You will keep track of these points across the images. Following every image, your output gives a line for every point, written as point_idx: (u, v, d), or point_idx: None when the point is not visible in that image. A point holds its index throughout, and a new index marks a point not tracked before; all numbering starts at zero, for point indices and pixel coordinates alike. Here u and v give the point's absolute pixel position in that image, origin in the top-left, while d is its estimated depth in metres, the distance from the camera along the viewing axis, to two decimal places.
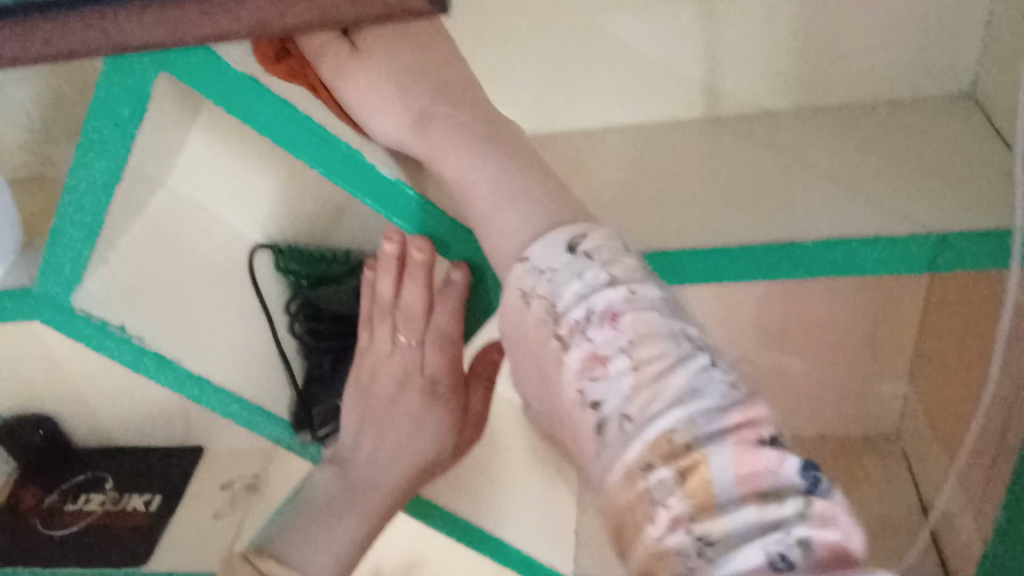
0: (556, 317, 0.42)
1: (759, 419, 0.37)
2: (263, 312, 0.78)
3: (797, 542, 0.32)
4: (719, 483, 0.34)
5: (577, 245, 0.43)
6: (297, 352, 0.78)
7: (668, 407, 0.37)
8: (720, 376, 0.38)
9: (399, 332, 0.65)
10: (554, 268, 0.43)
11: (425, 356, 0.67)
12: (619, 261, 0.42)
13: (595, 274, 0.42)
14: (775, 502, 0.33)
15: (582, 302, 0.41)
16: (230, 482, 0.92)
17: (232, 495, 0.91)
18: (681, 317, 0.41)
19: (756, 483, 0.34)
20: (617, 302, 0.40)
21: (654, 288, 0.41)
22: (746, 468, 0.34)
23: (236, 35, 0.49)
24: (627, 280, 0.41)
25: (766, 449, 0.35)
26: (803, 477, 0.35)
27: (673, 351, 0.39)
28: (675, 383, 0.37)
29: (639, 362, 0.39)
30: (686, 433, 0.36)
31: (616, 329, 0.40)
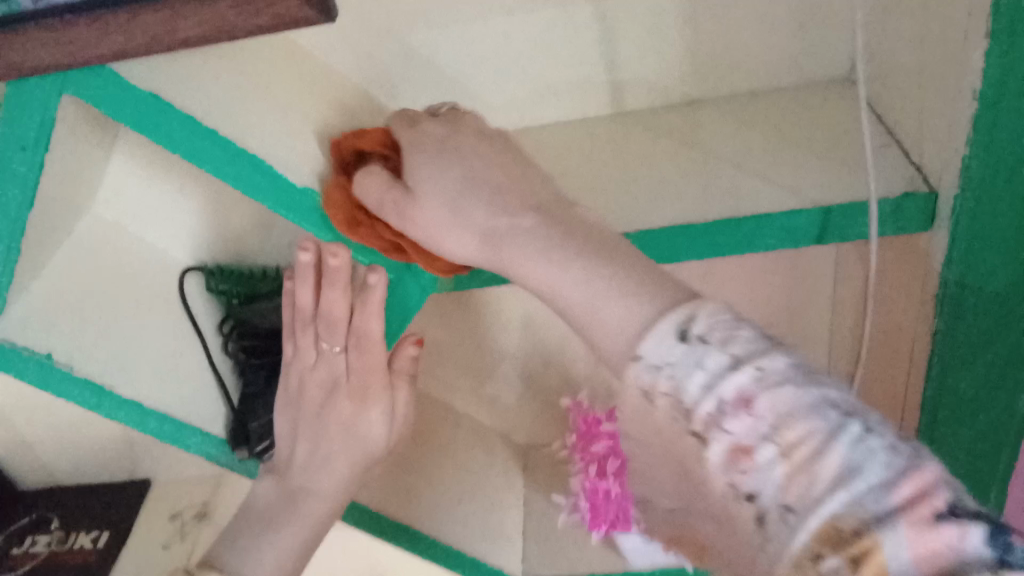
0: (684, 411, 0.36)
1: (936, 487, 0.30)
2: (193, 331, 0.73)
3: None
4: (895, 564, 0.28)
5: (685, 327, 0.37)
6: (230, 371, 0.73)
7: (830, 492, 0.31)
8: (886, 448, 0.31)
9: (323, 340, 0.60)
10: (665, 361, 0.37)
11: (349, 361, 0.61)
12: (733, 334, 0.36)
13: (713, 359, 0.35)
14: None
15: (698, 389, 0.35)
16: (181, 510, 0.81)
17: (183, 524, 0.79)
18: (825, 386, 0.34)
19: (936, 560, 0.28)
20: (747, 384, 0.34)
21: (781, 357, 0.35)
22: (925, 549, 0.28)
23: (128, 55, 0.44)
24: (750, 354, 0.35)
25: (947, 519, 0.28)
26: (994, 548, 0.28)
27: (820, 428, 0.32)
28: (832, 463, 0.31)
29: (789, 447, 0.32)
30: (853, 519, 0.30)
31: (754, 416, 0.34)
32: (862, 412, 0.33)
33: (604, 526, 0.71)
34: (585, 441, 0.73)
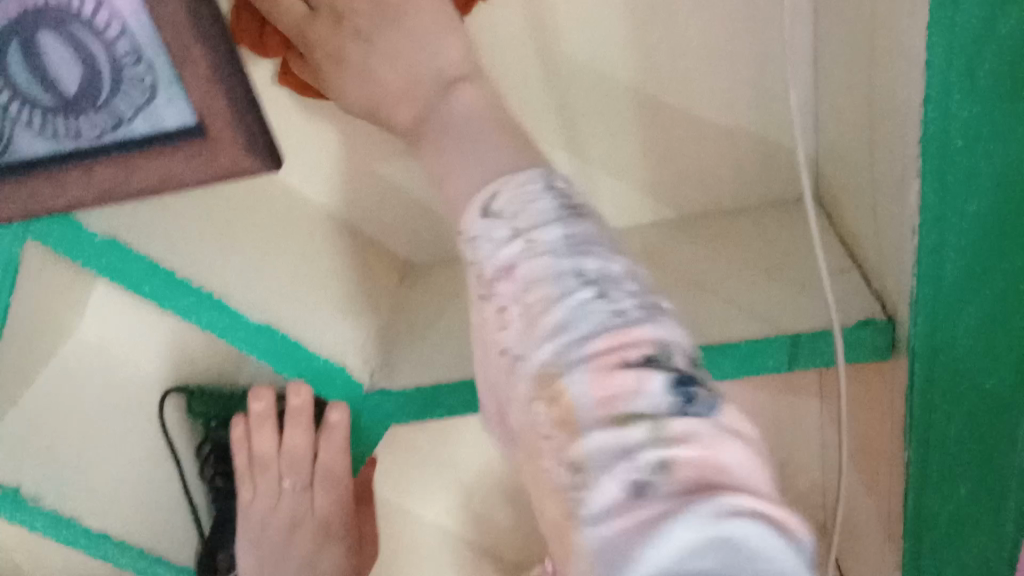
0: (485, 286, 0.33)
1: (642, 338, 0.28)
2: (172, 462, 0.72)
3: (647, 466, 0.25)
4: (581, 404, 0.27)
5: (490, 203, 0.34)
6: (205, 499, 0.75)
7: (549, 340, 0.29)
8: (616, 307, 0.29)
9: (284, 478, 0.60)
10: (475, 237, 0.33)
11: (312, 500, 0.61)
12: (526, 206, 0.33)
13: (500, 231, 0.33)
14: (632, 422, 0.26)
15: (487, 255, 0.33)
16: None
17: None
18: (588, 251, 0.31)
19: (615, 404, 0.27)
20: (517, 255, 0.32)
21: (556, 228, 0.32)
22: (606, 390, 0.27)
23: (85, 206, 0.45)
24: (529, 226, 0.32)
25: (633, 365, 0.27)
26: (675, 391, 0.26)
27: (558, 281, 0.30)
28: (554, 317, 0.29)
29: (533, 308, 0.30)
30: (557, 364, 0.29)
31: (515, 279, 0.31)
32: (614, 277, 0.30)
33: None
34: None
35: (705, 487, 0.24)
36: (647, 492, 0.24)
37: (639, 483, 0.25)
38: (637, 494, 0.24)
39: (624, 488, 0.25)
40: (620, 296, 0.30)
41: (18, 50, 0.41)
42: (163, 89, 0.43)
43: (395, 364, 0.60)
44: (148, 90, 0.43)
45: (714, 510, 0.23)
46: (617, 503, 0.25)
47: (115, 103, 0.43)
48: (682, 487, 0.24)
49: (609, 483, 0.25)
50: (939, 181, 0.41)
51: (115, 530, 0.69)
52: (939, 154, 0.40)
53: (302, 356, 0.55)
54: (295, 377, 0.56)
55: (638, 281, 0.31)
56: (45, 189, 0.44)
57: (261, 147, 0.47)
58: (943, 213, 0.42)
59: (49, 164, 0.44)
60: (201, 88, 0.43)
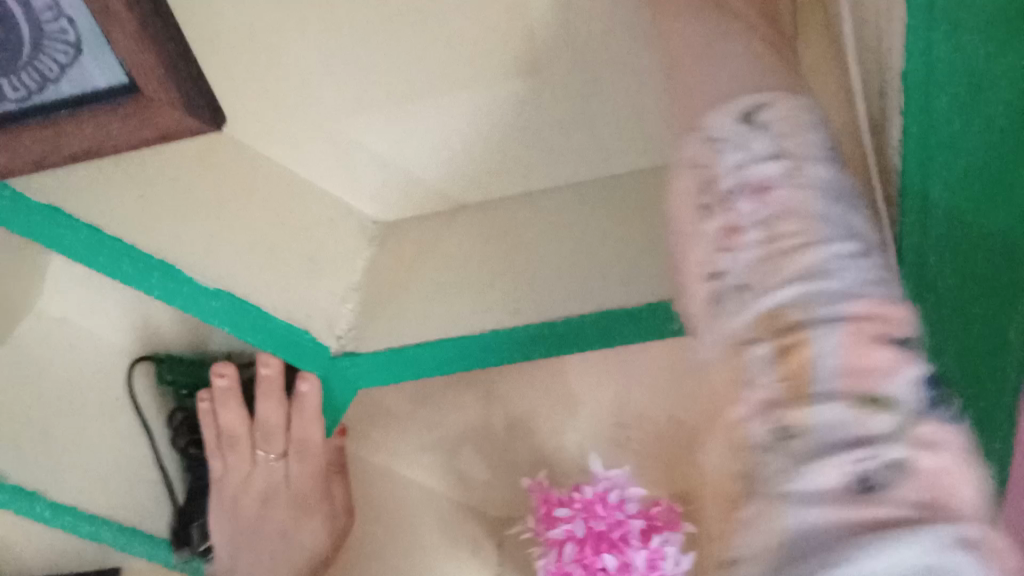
0: (705, 184, 0.34)
1: (896, 316, 0.28)
2: (144, 435, 0.70)
3: (887, 463, 0.24)
4: (821, 370, 0.27)
5: (753, 111, 0.35)
6: (180, 468, 0.73)
7: (788, 282, 0.29)
8: (872, 268, 0.30)
9: (259, 448, 0.59)
10: (719, 136, 0.35)
11: (288, 470, 0.60)
12: (800, 132, 0.34)
13: (761, 143, 0.34)
14: (881, 408, 0.26)
15: (733, 163, 0.34)
16: None
17: None
18: (848, 207, 0.32)
19: (864, 382, 0.26)
20: (775, 176, 0.33)
21: (822, 166, 0.33)
22: (856, 360, 0.27)
23: (14, 171, 0.42)
24: (798, 155, 0.33)
25: (888, 345, 0.27)
26: (929, 391, 0.26)
27: (822, 230, 0.30)
28: (808, 259, 0.30)
29: (778, 237, 0.31)
30: (800, 311, 0.29)
31: (763, 201, 0.32)
32: (863, 237, 0.31)
33: None
34: (546, 524, 0.70)
35: (941, 506, 0.23)
36: (876, 490, 0.24)
37: (868, 477, 0.24)
38: (861, 487, 0.24)
39: (852, 475, 0.24)
40: (878, 272, 0.30)
41: None
42: (89, 47, 0.39)
43: (364, 327, 0.57)
44: (72, 49, 0.39)
45: (951, 538, 0.22)
46: (837, 492, 0.24)
47: (37, 63, 0.40)
48: (923, 498, 0.24)
49: (835, 467, 0.25)
50: (921, 123, 0.38)
51: (88, 504, 0.67)
52: (920, 94, 0.37)
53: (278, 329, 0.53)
54: (268, 350, 0.54)
55: (879, 250, 0.31)
56: None
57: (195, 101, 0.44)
58: (933, 132, 0.38)
59: None
60: (128, 46, 0.39)
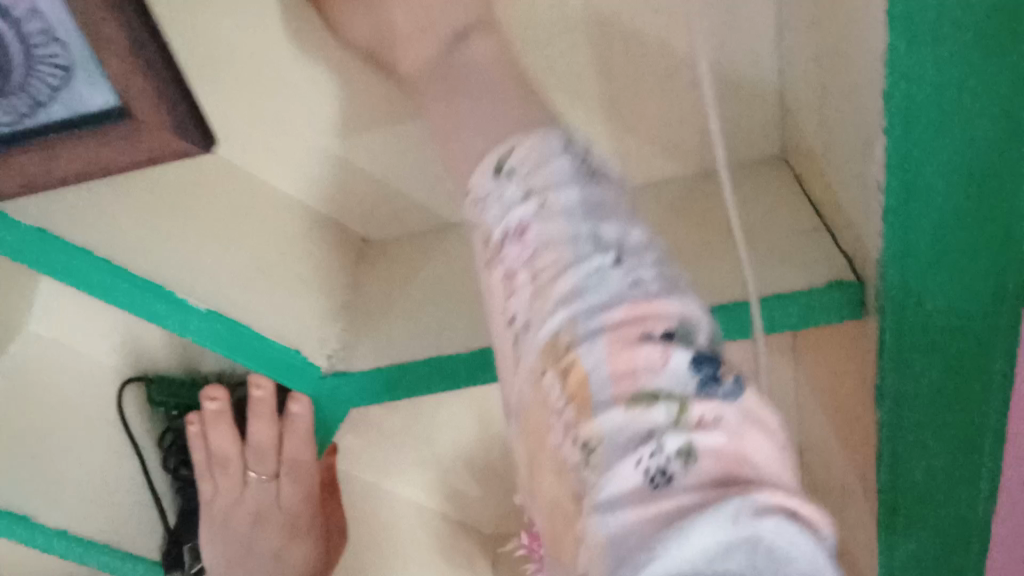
0: (483, 242, 0.33)
1: (663, 314, 0.28)
2: (134, 454, 0.69)
3: (675, 453, 0.25)
4: (596, 382, 0.28)
5: (501, 159, 0.33)
6: (170, 488, 0.73)
7: (554, 310, 0.30)
8: (629, 278, 0.29)
9: (250, 468, 0.58)
10: (481, 194, 0.33)
11: (280, 490, 0.60)
12: (542, 164, 0.32)
13: (511, 189, 0.32)
14: (652, 403, 0.26)
15: (495, 214, 0.32)
16: None
17: None
18: (604, 217, 0.31)
19: (630, 385, 0.27)
20: (530, 217, 0.31)
21: (574, 189, 0.32)
22: (620, 365, 0.27)
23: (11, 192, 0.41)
24: (543, 187, 0.32)
25: (653, 340, 0.27)
26: (695, 372, 0.27)
27: (576, 252, 0.30)
28: (565, 284, 0.30)
29: (542, 273, 0.30)
30: (569, 334, 0.29)
31: (524, 243, 0.31)
32: (626, 241, 0.31)
33: None
34: (539, 541, 0.70)
35: (735, 480, 0.24)
36: (669, 482, 0.25)
37: (659, 471, 0.25)
38: (654, 482, 0.25)
39: (645, 473, 0.25)
40: (647, 274, 0.30)
41: None
42: (81, 70, 0.39)
43: (354, 345, 0.57)
44: (64, 72, 0.40)
45: (745, 508, 0.23)
46: (637, 491, 0.25)
47: (29, 87, 0.40)
48: (709, 479, 0.24)
49: (630, 467, 0.25)
50: (905, 137, 0.39)
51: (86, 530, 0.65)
52: (904, 101, 0.38)
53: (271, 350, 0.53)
54: (262, 373, 0.54)
55: (648, 248, 0.32)
56: None
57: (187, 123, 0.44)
58: (912, 142, 0.39)
59: None
60: (120, 68, 0.39)
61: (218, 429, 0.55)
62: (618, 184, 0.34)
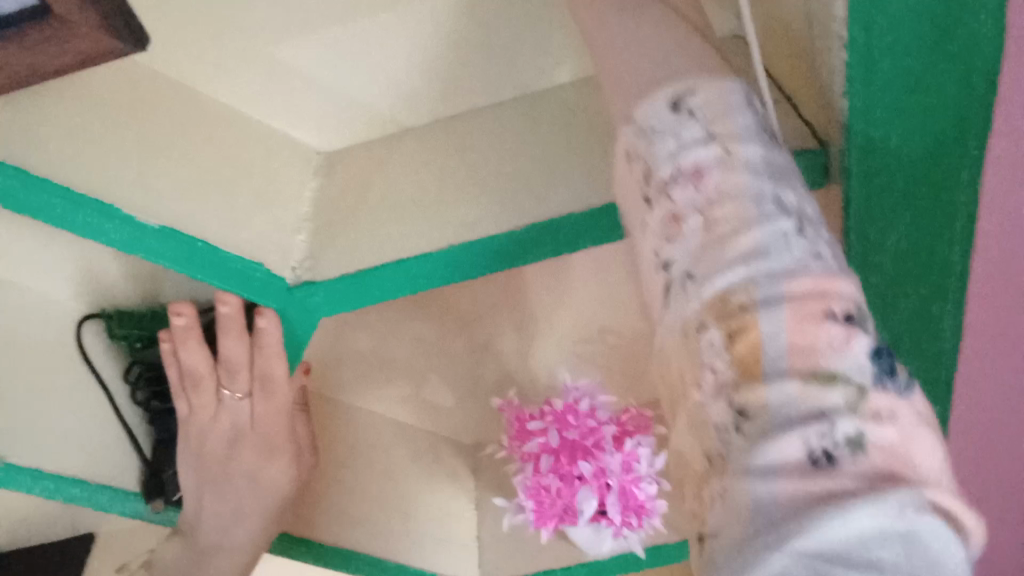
0: (647, 173, 0.36)
1: (840, 293, 0.30)
2: (99, 387, 0.69)
3: (845, 439, 0.26)
4: (772, 350, 0.29)
5: (680, 97, 0.37)
6: (140, 421, 0.71)
7: (730, 264, 0.32)
8: (816, 258, 0.31)
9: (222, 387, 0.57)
10: (654, 126, 0.37)
11: (254, 410, 0.59)
12: (727, 115, 0.36)
13: (693, 133, 0.36)
14: (830, 386, 0.27)
15: (665, 146, 0.36)
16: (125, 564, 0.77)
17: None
18: (784, 182, 0.34)
19: (813, 361, 0.28)
20: (708, 159, 0.35)
21: (757, 149, 0.35)
22: (803, 339, 0.29)
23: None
24: (728, 136, 0.35)
25: (837, 320, 0.29)
26: (872, 359, 0.28)
27: (752, 210, 0.32)
28: (746, 243, 0.32)
29: (715, 221, 0.33)
30: (743, 294, 0.31)
31: (700, 189, 0.34)
32: (801, 202, 0.34)
33: (552, 523, 0.70)
34: (520, 439, 0.72)
35: (899, 478, 0.26)
36: (833, 464, 0.26)
37: (825, 452, 0.26)
38: (816, 461, 0.26)
39: (811, 451, 0.26)
40: (826, 237, 0.33)
41: None
42: None
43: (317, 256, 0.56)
44: None
45: (908, 502, 0.25)
46: (797, 467, 0.26)
47: None
48: (875, 472, 0.26)
49: (796, 442, 0.27)
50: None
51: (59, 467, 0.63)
52: None
53: (232, 264, 0.51)
54: (229, 290, 0.52)
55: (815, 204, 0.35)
56: None
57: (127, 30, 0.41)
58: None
59: None
60: None
61: (183, 349, 0.54)
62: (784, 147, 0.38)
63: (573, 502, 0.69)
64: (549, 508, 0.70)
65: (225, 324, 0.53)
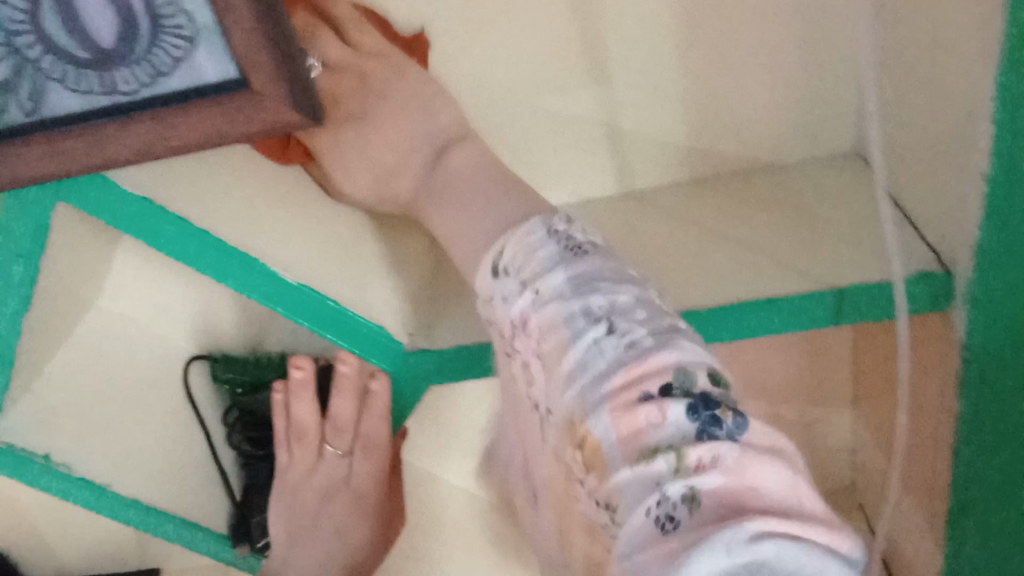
0: (503, 333, 0.43)
1: (655, 369, 0.34)
2: (199, 427, 0.72)
3: (680, 499, 0.30)
4: (607, 446, 0.34)
5: (496, 261, 0.43)
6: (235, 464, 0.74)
7: (568, 388, 0.37)
8: (620, 346, 0.36)
9: (326, 444, 0.60)
10: (490, 293, 0.43)
11: (352, 471, 0.61)
12: (531, 256, 0.41)
13: (512, 285, 0.41)
14: (656, 455, 0.32)
15: (504, 308, 0.41)
16: None
17: None
18: (588, 292, 0.38)
19: (639, 440, 0.32)
20: (528, 306, 0.40)
21: (561, 273, 0.39)
22: (626, 427, 0.33)
23: (144, 159, 0.44)
24: (535, 276, 0.40)
25: (649, 399, 0.33)
26: (688, 419, 0.32)
27: (571, 334, 0.37)
28: (570, 362, 0.37)
29: (556, 361, 0.38)
30: (580, 408, 0.36)
31: (532, 332, 0.40)
32: (612, 305, 0.37)
33: None
34: None
35: (736, 512, 0.29)
36: (674, 524, 0.30)
37: (669, 514, 0.30)
38: (664, 526, 0.30)
39: (656, 518, 0.31)
40: (646, 327, 0.36)
41: (52, 11, 0.39)
42: (203, 40, 0.41)
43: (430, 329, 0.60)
44: (187, 43, 0.41)
45: (739, 540, 0.27)
46: (649, 533, 0.30)
47: (153, 57, 0.41)
48: (713, 516, 0.29)
49: (641, 514, 0.31)
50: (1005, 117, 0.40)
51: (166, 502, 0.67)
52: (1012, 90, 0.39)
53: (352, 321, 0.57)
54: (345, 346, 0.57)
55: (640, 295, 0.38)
56: (94, 136, 0.43)
57: (307, 107, 0.45)
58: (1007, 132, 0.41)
59: (85, 122, 0.43)
60: (245, 40, 0.40)
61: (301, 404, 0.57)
62: (602, 249, 0.41)
63: None
64: None
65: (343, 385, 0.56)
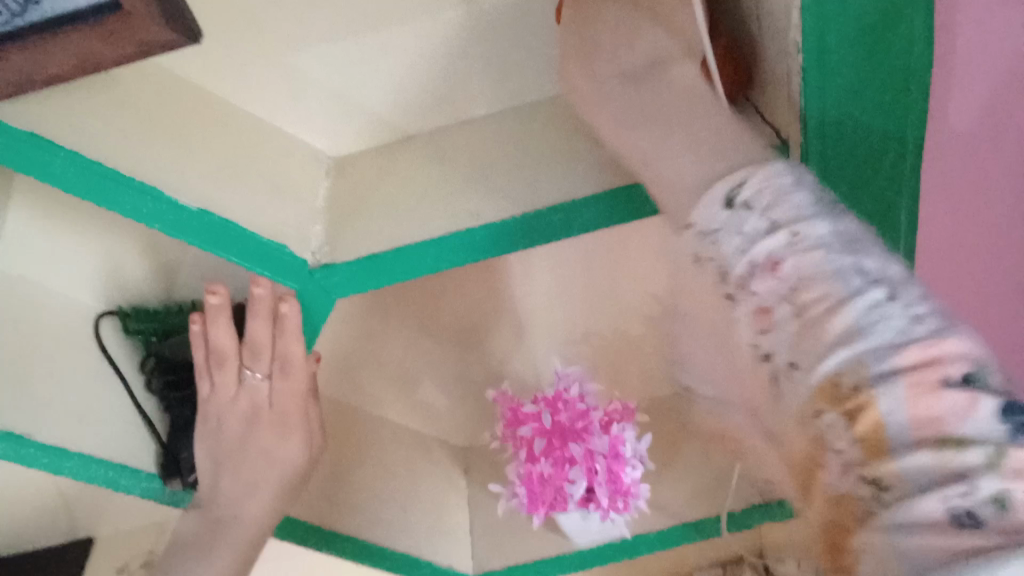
0: (723, 271, 0.37)
1: (953, 354, 0.29)
2: (118, 376, 0.72)
3: (989, 497, 0.25)
4: (895, 425, 0.28)
5: (733, 194, 0.38)
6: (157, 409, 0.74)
7: (835, 348, 0.31)
8: (907, 317, 0.31)
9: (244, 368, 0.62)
10: (714, 227, 0.38)
11: (273, 391, 0.64)
12: (781, 198, 0.36)
13: (753, 222, 0.36)
14: (966, 447, 0.26)
15: (734, 245, 0.37)
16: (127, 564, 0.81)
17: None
18: (859, 252, 0.34)
19: (938, 427, 0.27)
20: (779, 248, 0.35)
21: (827, 226, 0.35)
22: (923, 410, 0.28)
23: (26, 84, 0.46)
24: (790, 220, 0.35)
25: (954, 385, 0.28)
26: (1006, 421, 0.26)
27: (841, 291, 0.32)
28: (844, 320, 0.32)
29: (807, 305, 0.33)
30: (855, 374, 0.30)
31: (777, 276, 0.35)
32: (874, 250, 0.34)
33: (543, 509, 0.72)
34: (513, 426, 0.76)
35: None
36: (979, 524, 0.24)
37: (970, 512, 0.25)
38: (959, 522, 0.25)
39: (950, 511, 0.25)
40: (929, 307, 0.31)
41: None
42: None
43: (334, 242, 0.62)
44: None
45: None
46: (941, 526, 0.25)
47: None
48: None
49: (934, 502, 0.26)
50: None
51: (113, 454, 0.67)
52: None
53: (263, 246, 0.57)
54: (258, 272, 0.58)
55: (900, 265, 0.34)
56: None
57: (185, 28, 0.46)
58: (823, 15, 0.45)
59: None
60: None
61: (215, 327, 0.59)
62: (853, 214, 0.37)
63: (563, 485, 0.72)
64: (542, 494, 0.72)
65: (256, 305, 0.58)
